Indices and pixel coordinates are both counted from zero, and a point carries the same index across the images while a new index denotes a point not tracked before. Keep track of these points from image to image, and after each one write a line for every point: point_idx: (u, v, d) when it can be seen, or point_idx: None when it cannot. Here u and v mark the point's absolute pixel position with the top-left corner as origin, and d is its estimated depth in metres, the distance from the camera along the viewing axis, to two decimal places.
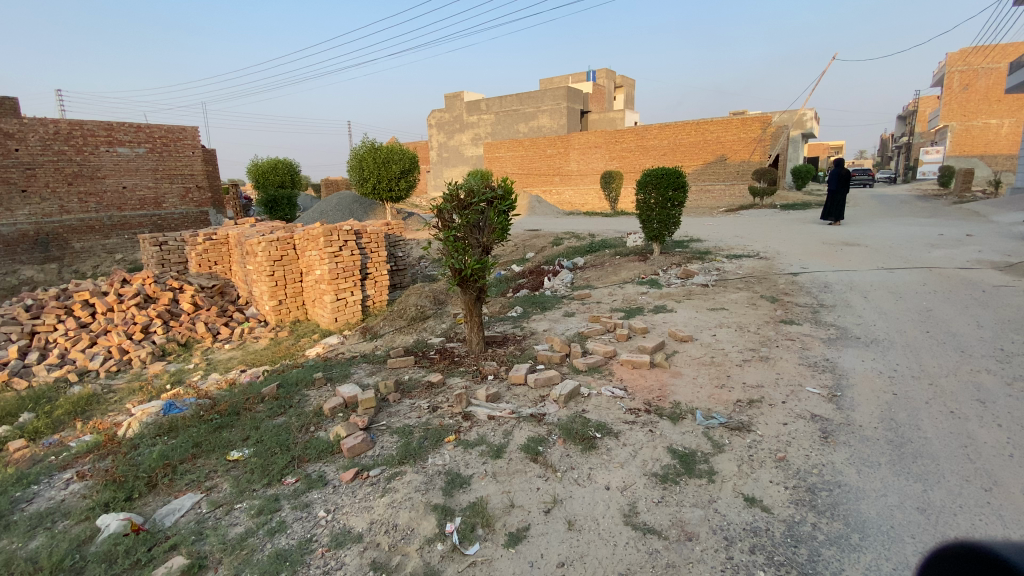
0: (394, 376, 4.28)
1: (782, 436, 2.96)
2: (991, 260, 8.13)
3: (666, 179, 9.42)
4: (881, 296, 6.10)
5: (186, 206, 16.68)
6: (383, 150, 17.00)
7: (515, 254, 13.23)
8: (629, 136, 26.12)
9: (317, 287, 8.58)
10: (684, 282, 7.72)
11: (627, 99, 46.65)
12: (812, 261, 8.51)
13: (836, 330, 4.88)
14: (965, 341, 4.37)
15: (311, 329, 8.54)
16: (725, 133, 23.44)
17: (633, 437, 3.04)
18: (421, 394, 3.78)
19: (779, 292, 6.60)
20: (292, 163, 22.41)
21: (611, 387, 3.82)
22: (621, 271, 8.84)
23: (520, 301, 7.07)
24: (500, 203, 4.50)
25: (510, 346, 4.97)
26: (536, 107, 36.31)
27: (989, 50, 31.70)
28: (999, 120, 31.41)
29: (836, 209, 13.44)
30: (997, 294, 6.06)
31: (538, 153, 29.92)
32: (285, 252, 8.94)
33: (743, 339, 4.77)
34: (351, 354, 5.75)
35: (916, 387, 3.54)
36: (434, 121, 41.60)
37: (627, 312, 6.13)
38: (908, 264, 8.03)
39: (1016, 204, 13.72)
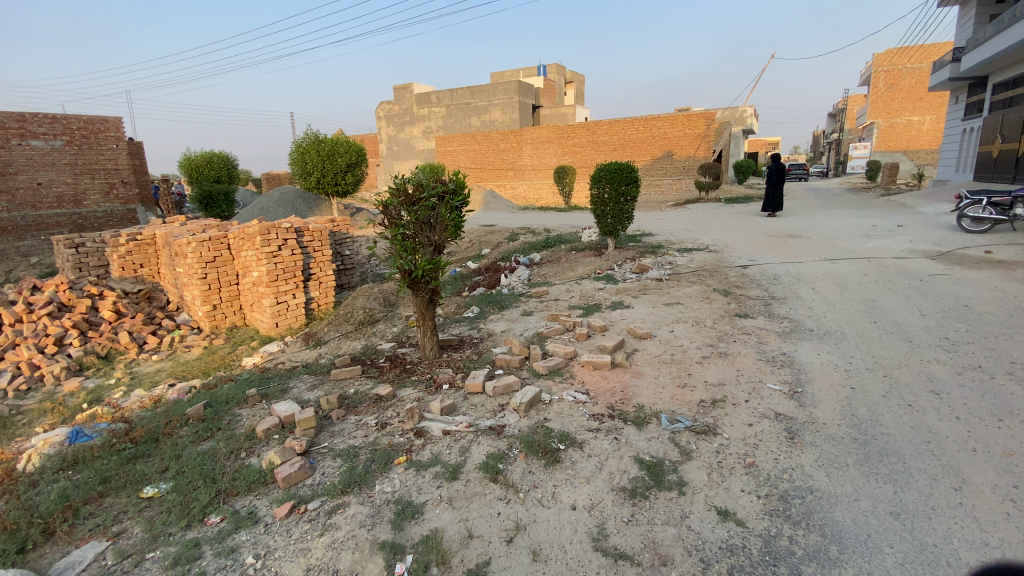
0: (339, 389, 3.92)
1: (749, 438, 2.87)
2: (922, 250, 8.60)
3: (619, 174, 9.41)
4: (828, 287, 6.27)
5: (111, 204, 15.28)
6: (327, 143, 16.21)
7: (470, 250, 12.93)
8: (582, 131, 26.27)
9: (255, 290, 8.00)
10: (639, 277, 7.70)
11: (578, 94, 47.06)
12: (760, 253, 8.71)
13: (790, 322, 4.92)
14: (911, 331, 4.50)
15: (250, 336, 7.93)
16: (673, 129, 24.02)
17: (598, 447, 2.86)
18: (367, 410, 3.46)
19: (731, 285, 6.68)
20: (229, 158, 21.26)
21: (573, 391, 3.63)
22: (577, 266, 8.75)
23: (475, 300, 6.80)
24: (452, 198, 4.20)
25: (465, 350, 4.70)
26: (487, 100, 35.93)
27: (912, 51, 34.00)
28: (921, 116, 33.82)
29: (775, 201, 13.93)
30: (932, 282, 6.37)
31: (490, 147, 29.60)
32: (218, 252, 8.28)
33: (702, 335, 4.72)
34: (293, 365, 5.31)
35: (872, 379, 3.57)
36: (382, 113, 40.37)
37: (585, 309, 6.00)
38: (849, 255, 8.37)
39: (938, 196, 14.72)
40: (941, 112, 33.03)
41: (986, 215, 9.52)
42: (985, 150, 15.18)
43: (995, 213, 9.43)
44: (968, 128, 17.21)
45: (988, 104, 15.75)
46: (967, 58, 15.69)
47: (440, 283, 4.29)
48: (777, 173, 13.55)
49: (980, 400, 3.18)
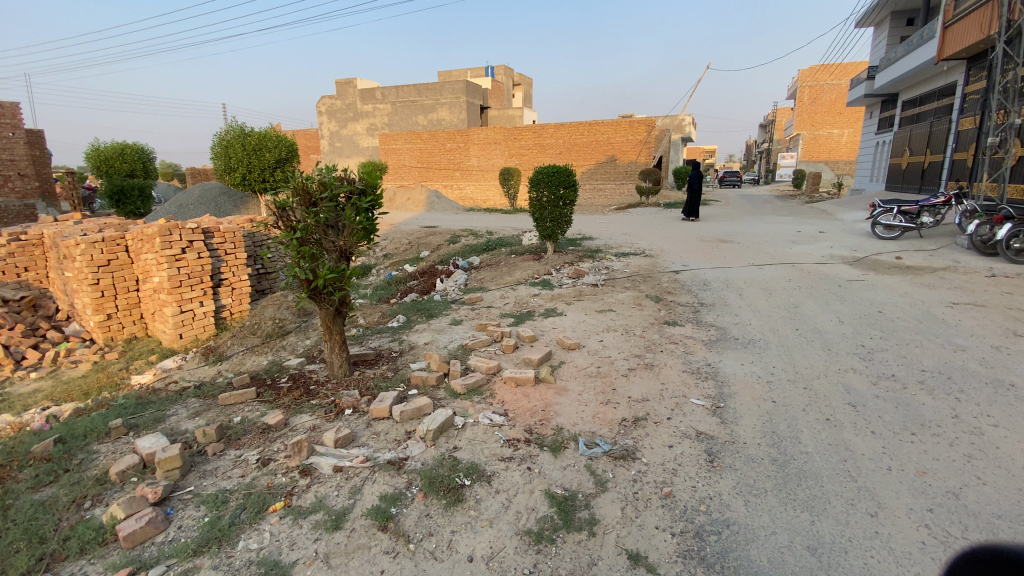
0: (224, 417, 3.44)
1: (668, 463, 2.67)
2: (840, 256, 9.01)
3: (556, 177, 9.24)
4: (754, 292, 6.35)
5: (5, 197, 14.66)
6: (254, 136, 15.15)
7: (407, 253, 12.40)
8: (527, 134, 26.22)
9: (156, 298, 7.18)
10: (575, 282, 7.56)
11: (526, 97, 47.23)
12: (693, 258, 8.82)
13: (716, 331, 4.86)
14: (830, 338, 4.55)
15: (149, 349, 7.09)
16: (615, 135, 24.48)
17: (507, 480, 2.57)
18: (250, 443, 3.02)
19: (663, 291, 6.65)
20: (144, 149, 19.59)
21: (490, 412, 3.32)
22: (514, 271, 8.49)
23: (403, 307, 6.37)
24: (359, 199, 3.79)
25: (380, 366, 4.31)
26: (434, 99, 35.25)
27: (833, 68, 36.48)
28: (840, 130, 36.38)
29: (694, 208, 14.63)
30: (849, 287, 6.61)
31: (436, 146, 28.93)
32: (113, 255, 7.39)
33: (631, 345, 4.56)
34: (185, 385, 4.71)
35: (792, 391, 3.52)
36: (323, 108, 38.70)
37: (516, 317, 5.73)
38: (775, 260, 8.63)
39: (855, 204, 15.71)
40: (858, 126, 35.69)
41: (897, 222, 10.12)
42: (895, 161, 16.35)
43: (904, 221, 10.05)
44: (881, 141, 18.52)
45: (898, 120, 16.99)
46: (880, 77, 16.84)
47: (347, 292, 3.87)
48: (697, 180, 14.00)
49: (894, 412, 3.17)
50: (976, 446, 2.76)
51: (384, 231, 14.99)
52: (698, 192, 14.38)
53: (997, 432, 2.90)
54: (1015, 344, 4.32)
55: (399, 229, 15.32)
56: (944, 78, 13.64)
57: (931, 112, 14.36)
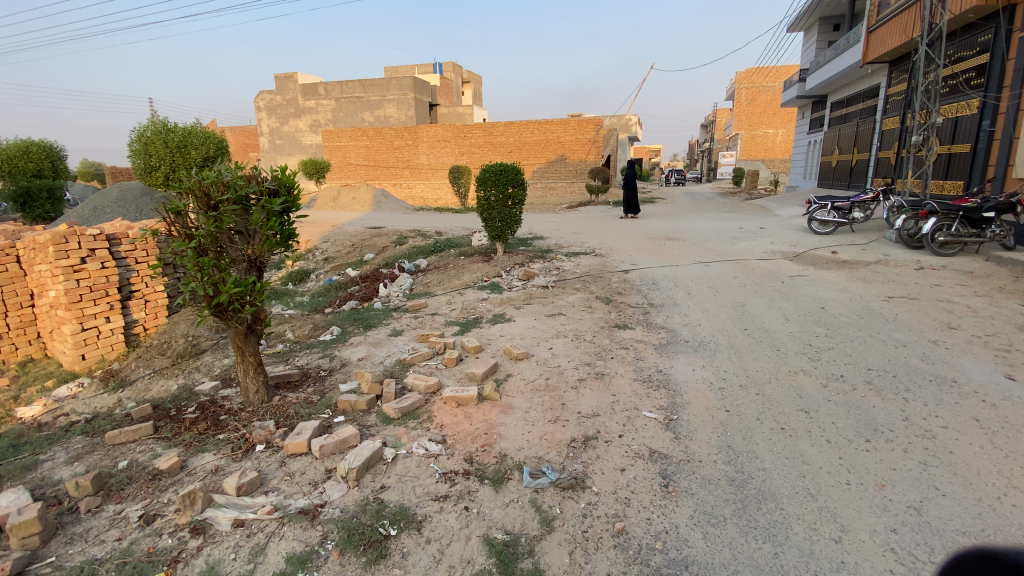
0: (109, 462, 2.89)
1: (620, 491, 2.42)
2: (782, 251, 9.23)
3: (504, 176, 8.94)
4: (702, 291, 6.30)
5: None
6: (177, 132, 14.00)
7: (350, 256, 11.74)
8: (477, 132, 25.81)
9: (53, 314, 6.31)
10: (524, 284, 7.28)
11: (475, 94, 46.71)
12: (642, 257, 8.77)
13: (667, 333, 4.71)
14: (778, 338, 4.49)
15: (46, 373, 6.15)
16: (565, 133, 24.51)
17: (441, 525, 2.24)
18: (135, 495, 2.53)
19: (613, 291, 6.50)
20: (53, 147, 17.75)
21: (425, 439, 2.96)
22: (463, 274, 8.12)
23: (339, 318, 5.88)
24: (270, 201, 3.35)
25: (305, 389, 3.87)
26: (380, 95, 34.14)
27: (768, 71, 38.20)
28: (775, 130, 38.20)
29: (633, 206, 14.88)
30: (792, 284, 6.68)
31: (383, 144, 27.95)
32: (1, 267, 6.45)
33: (581, 352, 4.32)
34: (76, 418, 4.08)
35: (744, 397, 3.37)
36: (262, 103, 36.69)
37: (461, 324, 5.37)
38: (721, 257, 8.71)
39: (791, 200, 16.38)
40: (791, 127, 37.65)
41: (831, 218, 10.52)
42: (826, 159, 17.19)
43: (837, 216, 10.46)
44: (813, 140, 19.45)
45: (828, 120, 17.86)
46: (811, 79, 17.63)
47: (259, 308, 3.42)
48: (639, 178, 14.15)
49: (846, 417, 3.08)
50: (931, 451, 2.69)
51: (325, 232, 14.20)
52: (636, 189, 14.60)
53: (948, 434, 2.85)
54: (951, 338, 4.40)
55: (342, 231, 14.55)
56: (869, 80, 14.40)
57: (858, 113, 15.14)
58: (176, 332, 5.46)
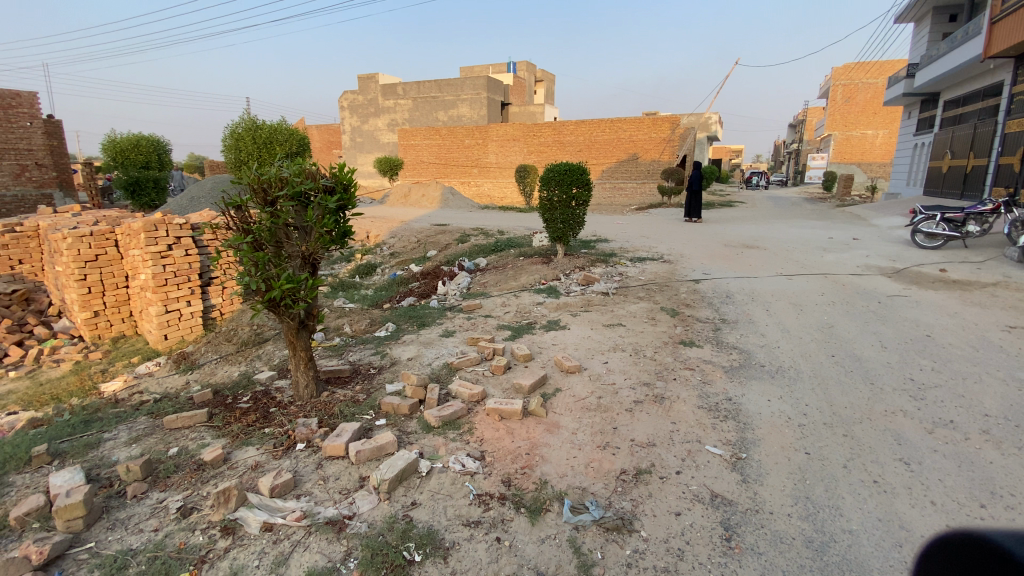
0: (161, 447, 3.00)
1: (673, 542, 2.13)
2: (878, 266, 8.24)
3: (568, 175, 8.69)
4: (782, 308, 5.70)
5: (22, 187, 14.93)
6: (265, 129, 14.94)
7: (414, 252, 11.96)
8: (547, 131, 25.60)
9: (143, 295, 6.86)
10: (584, 289, 6.99)
11: (548, 93, 46.45)
12: (715, 266, 8.16)
13: (739, 355, 4.26)
14: (873, 369, 3.91)
15: (135, 350, 6.70)
16: (638, 132, 23.66)
17: (469, 557, 2.06)
18: (178, 485, 2.59)
19: (680, 303, 6.05)
20: (161, 141, 19.43)
21: (464, 453, 2.80)
22: (521, 275, 7.96)
23: (395, 314, 5.91)
24: (325, 198, 3.29)
25: (353, 386, 3.85)
26: (455, 95, 34.83)
27: (868, 66, 34.88)
28: (875, 131, 34.77)
29: (694, 210, 14.27)
30: (891, 305, 5.89)
31: (455, 143, 28.45)
32: (102, 250, 7.10)
33: (639, 369, 3.99)
34: (148, 396, 4.35)
35: (829, 439, 2.91)
36: (345, 103, 38.67)
37: (514, 329, 5.19)
38: (805, 270, 7.92)
39: (891, 209, 14.73)
40: (894, 128, 33.96)
41: (939, 231, 9.28)
42: (935, 165, 15.29)
43: (948, 229, 9.19)
44: (920, 142, 17.39)
45: (940, 120, 15.87)
46: (920, 74, 15.75)
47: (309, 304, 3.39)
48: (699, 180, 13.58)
49: (959, 475, 2.56)
50: None
51: (394, 228, 14.59)
52: (699, 193, 13.96)
53: None
54: None
55: (409, 227, 14.90)
56: (992, 76, 12.62)
57: (977, 113, 13.31)
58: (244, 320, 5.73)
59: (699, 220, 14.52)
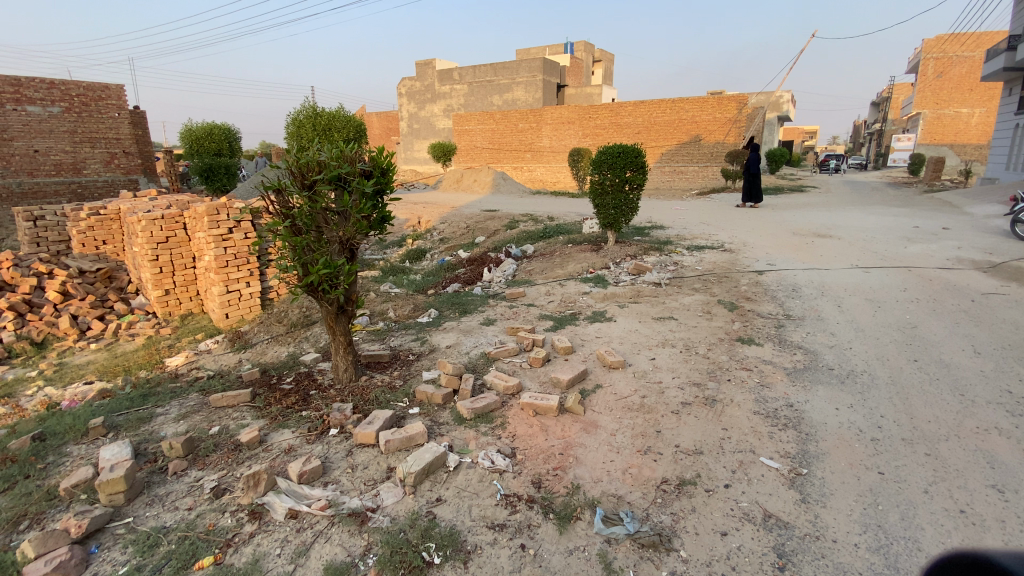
0: (205, 425, 3.11)
1: (716, 567, 1.92)
2: (972, 259, 7.32)
3: (622, 158, 8.30)
4: (857, 305, 5.16)
5: (111, 173, 16.24)
6: (324, 116, 15.41)
7: (464, 237, 11.98)
8: (603, 113, 24.81)
9: (207, 276, 7.25)
10: (634, 279, 6.67)
11: (605, 74, 45.05)
12: (780, 256, 7.56)
13: (804, 356, 3.87)
14: (964, 378, 3.42)
15: (200, 327, 7.12)
16: (700, 113, 22.45)
17: (490, 564, 1.95)
18: (215, 464, 2.67)
19: (739, 296, 5.63)
20: (231, 129, 20.49)
21: (494, 449, 2.68)
22: (568, 262, 7.72)
23: (438, 300, 5.87)
24: (362, 183, 3.22)
25: (392, 371, 3.83)
26: (510, 78, 34.49)
27: (966, 37, 31.29)
28: (971, 109, 31.25)
29: (753, 193, 13.40)
30: (988, 304, 5.19)
31: (508, 127, 28.23)
32: (172, 232, 7.55)
33: (688, 368, 3.72)
34: (204, 373, 4.57)
35: (907, 458, 2.55)
36: (403, 90, 39.33)
37: (556, 320, 5.00)
38: (885, 262, 7.18)
39: (989, 196, 13.13)
40: (994, 104, 30.59)
41: None
42: None
43: None
44: (1020, 124, 15.36)
45: None
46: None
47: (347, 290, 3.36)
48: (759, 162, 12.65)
49: None
50: None
51: (445, 213, 14.68)
52: (757, 175, 13.10)
53: None
54: None
55: (460, 212, 14.94)
56: None
57: None
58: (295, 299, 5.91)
59: (759, 204, 13.60)
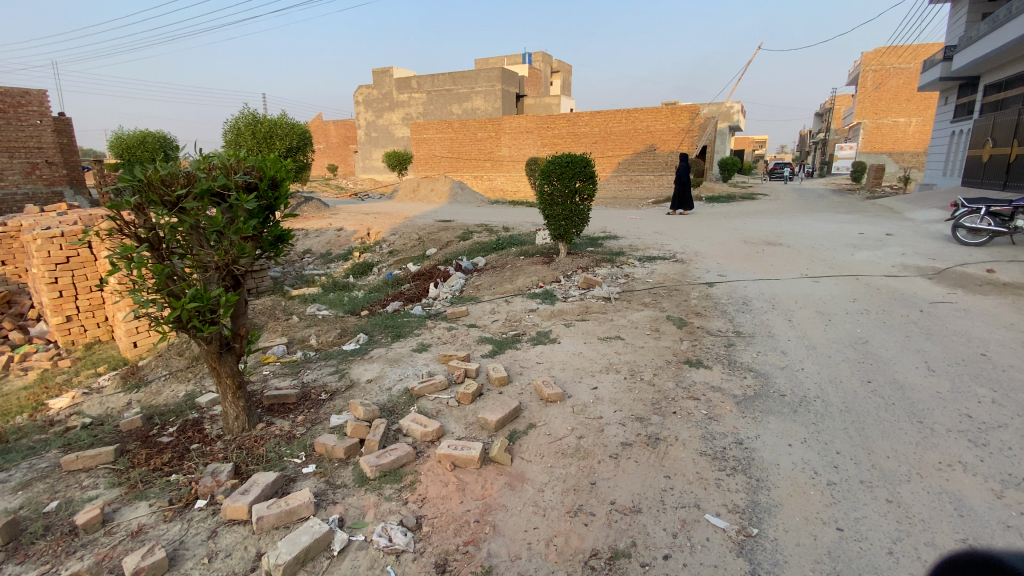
0: (43, 500, 2.54)
1: None
2: (916, 266, 7.37)
3: (571, 168, 8.02)
4: (808, 319, 4.98)
5: (32, 185, 14.82)
6: (265, 123, 14.55)
7: (414, 249, 11.43)
8: (561, 123, 24.80)
9: (113, 300, 6.47)
10: (583, 294, 6.34)
11: (564, 85, 45.50)
12: (732, 267, 7.42)
13: (754, 380, 3.60)
14: (919, 402, 3.21)
15: (106, 358, 6.33)
16: (655, 122, 22.72)
17: None
18: (39, 558, 2.13)
19: (689, 311, 5.38)
20: (165, 138, 19.20)
21: (396, 519, 2.24)
22: (518, 277, 7.33)
23: (371, 322, 5.36)
24: (235, 199, 2.73)
25: (296, 416, 3.32)
26: (469, 87, 34.22)
27: (901, 50, 33.12)
28: (907, 119, 33.01)
29: (684, 201, 14.09)
30: (935, 314, 5.12)
31: (467, 136, 27.80)
32: (73, 251, 6.73)
33: (632, 399, 3.36)
34: (82, 419, 3.90)
35: (867, 506, 2.26)
36: (360, 98, 38.46)
37: (496, 343, 4.57)
38: (833, 270, 7.15)
39: (927, 202, 13.62)
40: (928, 115, 32.23)
41: (984, 226, 8.29)
42: (975, 153, 14.07)
43: (994, 223, 8.21)
44: (957, 130, 16.12)
45: (980, 106, 14.59)
46: (958, 57, 14.47)
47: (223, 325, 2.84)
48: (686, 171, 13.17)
49: None
50: None
51: (396, 224, 14.07)
52: (687, 184, 13.64)
53: None
54: None
55: (413, 223, 14.39)
56: None
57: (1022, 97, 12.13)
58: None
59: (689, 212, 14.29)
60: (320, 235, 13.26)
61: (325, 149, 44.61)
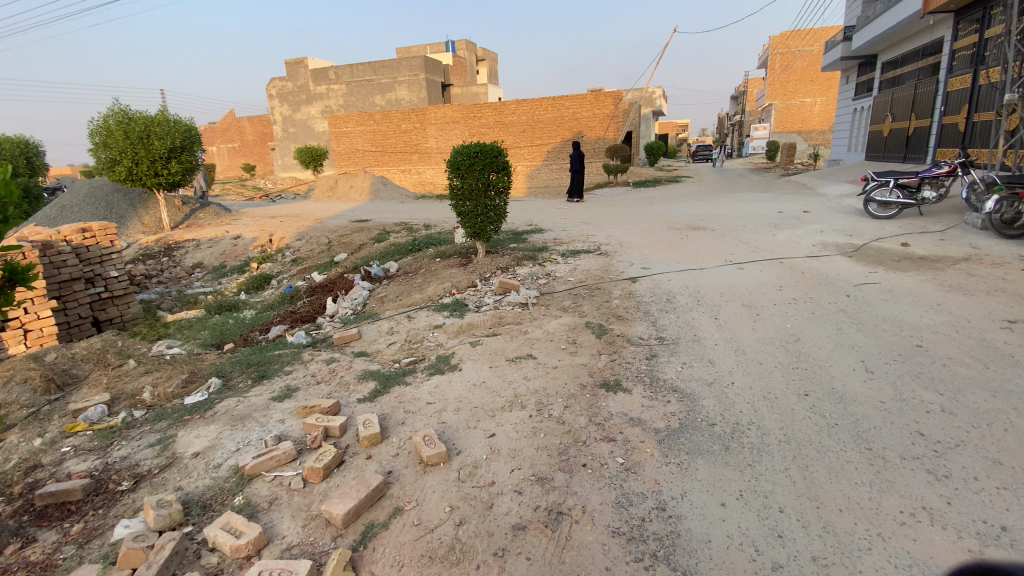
0: None
1: None
2: (835, 244, 7.26)
3: (481, 159, 7.22)
4: (735, 315, 4.53)
5: None
6: (139, 120, 12.62)
7: (322, 256, 10.24)
8: (487, 111, 23.92)
9: None
10: (498, 300, 5.63)
11: (491, 73, 44.62)
12: (656, 257, 6.98)
13: (680, 405, 3.01)
14: (865, 419, 2.74)
15: None
16: (580, 108, 22.40)
17: None
18: None
19: (611, 314, 4.80)
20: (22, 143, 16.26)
21: None
22: (428, 283, 6.50)
23: (235, 359, 4.35)
24: None
25: (73, 525, 2.38)
26: (392, 77, 32.51)
27: (805, 33, 34.89)
28: (813, 98, 34.95)
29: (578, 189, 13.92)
30: (862, 298, 4.83)
31: (390, 128, 26.28)
32: None
33: (535, 448, 2.66)
34: None
35: None
36: (273, 90, 35.58)
37: (382, 377, 3.73)
38: (758, 254, 6.87)
39: (837, 177, 14.08)
40: (831, 94, 34.31)
41: (892, 199, 8.38)
42: (876, 128, 14.68)
43: (902, 196, 8.31)
44: (859, 107, 16.86)
45: (878, 83, 15.25)
46: (857, 36, 15.01)
47: None
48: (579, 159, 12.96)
49: None
50: None
51: (306, 228, 12.71)
52: (581, 172, 13.53)
53: None
54: None
55: (325, 225, 13.11)
56: (929, 34, 11.96)
57: (916, 73, 12.68)
58: (16, 369, 4.06)
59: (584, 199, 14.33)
60: (215, 245, 11.69)
61: (239, 147, 41.17)
